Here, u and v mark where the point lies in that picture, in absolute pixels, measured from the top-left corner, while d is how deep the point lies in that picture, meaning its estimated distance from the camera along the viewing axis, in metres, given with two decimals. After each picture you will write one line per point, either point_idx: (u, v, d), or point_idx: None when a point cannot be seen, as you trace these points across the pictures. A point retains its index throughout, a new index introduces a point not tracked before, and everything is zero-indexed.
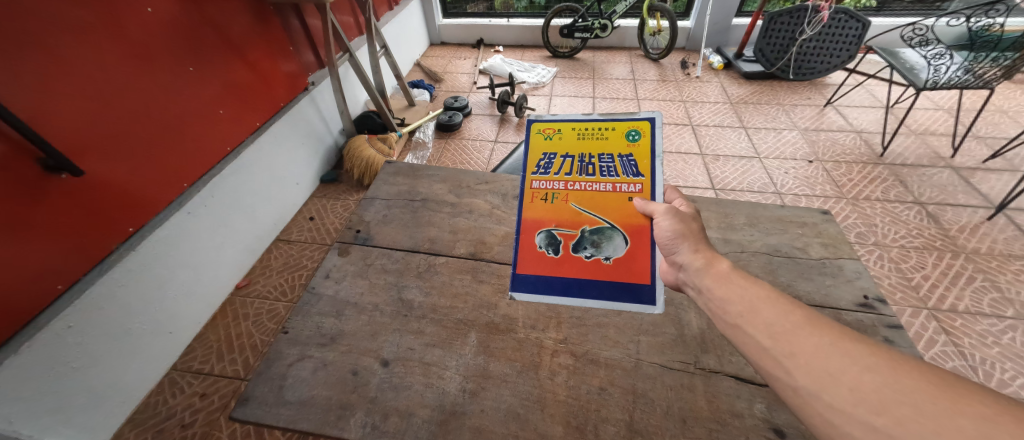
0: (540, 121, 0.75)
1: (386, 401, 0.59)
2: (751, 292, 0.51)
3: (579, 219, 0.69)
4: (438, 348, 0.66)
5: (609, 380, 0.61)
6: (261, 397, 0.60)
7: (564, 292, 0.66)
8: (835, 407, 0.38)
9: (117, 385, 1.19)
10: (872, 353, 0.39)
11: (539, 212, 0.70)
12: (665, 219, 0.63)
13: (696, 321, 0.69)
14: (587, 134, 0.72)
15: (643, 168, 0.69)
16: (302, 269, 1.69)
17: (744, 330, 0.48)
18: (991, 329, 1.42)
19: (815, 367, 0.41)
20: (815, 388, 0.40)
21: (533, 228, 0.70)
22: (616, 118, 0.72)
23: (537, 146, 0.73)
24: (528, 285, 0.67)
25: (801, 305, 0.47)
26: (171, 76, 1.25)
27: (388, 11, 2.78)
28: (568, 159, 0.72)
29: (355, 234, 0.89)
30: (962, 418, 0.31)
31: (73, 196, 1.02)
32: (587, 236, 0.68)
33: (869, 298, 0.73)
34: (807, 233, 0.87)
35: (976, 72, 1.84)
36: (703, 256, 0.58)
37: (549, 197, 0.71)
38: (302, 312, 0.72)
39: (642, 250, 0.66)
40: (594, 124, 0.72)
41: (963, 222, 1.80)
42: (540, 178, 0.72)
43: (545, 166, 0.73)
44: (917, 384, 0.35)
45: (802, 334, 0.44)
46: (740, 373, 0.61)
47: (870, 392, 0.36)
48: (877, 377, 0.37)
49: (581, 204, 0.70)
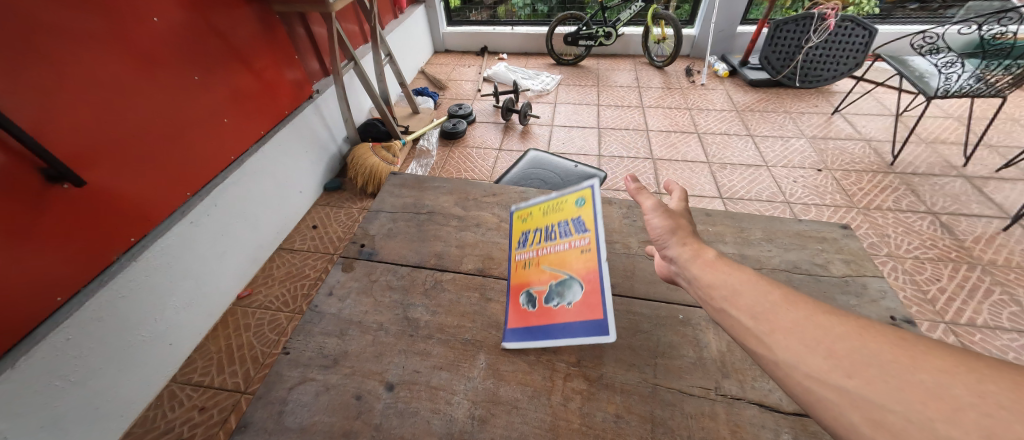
0: (518, 209, 0.85)
1: (390, 429, 0.56)
2: (738, 279, 0.52)
3: (547, 275, 0.70)
4: (445, 371, 0.63)
5: (626, 407, 0.58)
6: (260, 423, 0.58)
7: (544, 335, 0.65)
8: (811, 375, 0.39)
9: (116, 399, 1.16)
10: (842, 323, 0.42)
11: (522, 277, 0.74)
12: (654, 215, 0.64)
13: (715, 343, 0.66)
14: (547, 209, 0.77)
15: (588, 223, 0.67)
16: (305, 279, 1.67)
17: (728, 313, 0.50)
18: (1012, 344, 1.38)
19: (791, 340, 0.42)
20: (793, 358, 0.41)
21: (518, 290, 0.73)
22: (564, 192, 0.75)
23: (518, 230, 0.81)
24: (514, 332, 0.67)
25: (780, 286, 0.49)
26: (176, 84, 1.25)
27: (392, 19, 2.81)
28: (536, 232, 0.77)
29: (359, 248, 0.86)
30: (921, 373, 0.34)
31: (74, 206, 1.00)
32: (553, 288, 0.68)
33: (896, 319, 0.69)
34: (827, 249, 0.84)
35: (988, 81, 1.80)
36: (691, 249, 0.59)
37: (527, 264, 0.75)
38: (304, 332, 0.69)
39: (594, 290, 0.63)
40: (550, 202, 0.77)
41: (978, 233, 1.76)
42: (521, 251, 0.78)
43: (524, 241, 0.79)
44: (881, 347, 0.38)
45: (781, 311, 0.46)
46: (764, 401, 0.58)
47: (843, 357, 0.38)
48: (847, 343, 0.39)
49: (547, 263, 0.71)
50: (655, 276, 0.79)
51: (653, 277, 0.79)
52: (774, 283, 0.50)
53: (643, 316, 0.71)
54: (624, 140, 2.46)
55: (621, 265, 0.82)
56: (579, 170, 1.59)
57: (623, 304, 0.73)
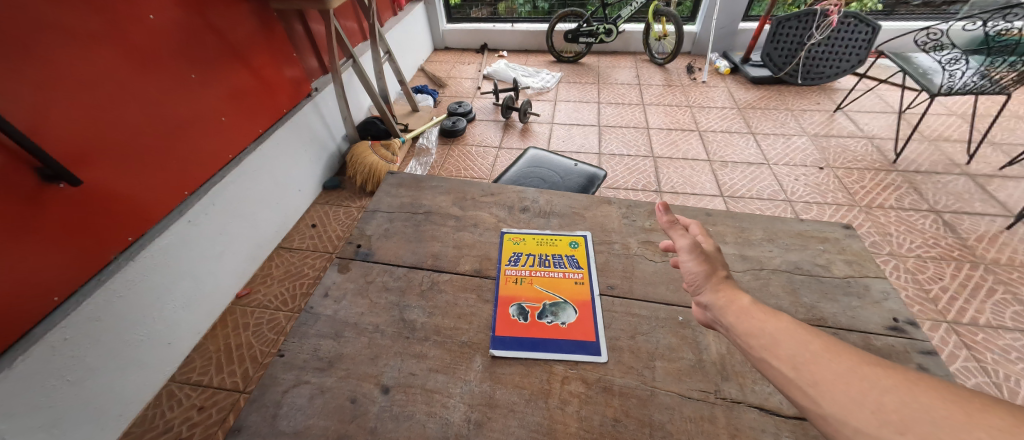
0: (510, 232, 0.90)
1: (386, 432, 0.56)
2: (775, 326, 0.51)
3: (541, 295, 0.75)
4: (441, 373, 0.62)
5: (624, 410, 0.57)
6: (254, 426, 0.57)
7: (533, 348, 0.65)
8: (861, 432, 0.38)
9: (113, 398, 1.16)
10: (889, 376, 0.41)
11: (513, 290, 0.76)
12: (688, 257, 0.63)
13: (714, 346, 0.65)
14: (542, 242, 0.87)
15: (582, 263, 0.82)
16: (303, 278, 1.67)
17: (769, 363, 0.48)
18: (1015, 344, 1.36)
19: (839, 393, 0.41)
20: (842, 413, 0.40)
21: (507, 301, 0.73)
22: (560, 233, 0.89)
23: (508, 248, 0.85)
24: (502, 341, 0.66)
25: (820, 335, 0.48)
26: (172, 82, 1.24)
27: (392, 16, 2.78)
28: (531, 257, 0.83)
29: (355, 248, 0.86)
30: (976, 430, 0.33)
31: (70, 206, 0.99)
32: (547, 307, 0.72)
33: (898, 321, 0.68)
34: (829, 249, 0.83)
35: (992, 78, 1.79)
36: (724, 295, 0.58)
37: (518, 280, 0.78)
38: (300, 334, 0.69)
39: (588, 318, 0.70)
40: (546, 237, 0.89)
41: (982, 232, 1.75)
42: (512, 267, 0.81)
43: (515, 260, 0.82)
44: (931, 402, 0.37)
45: (825, 362, 0.45)
46: (764, 404, 0.58)
47: (893, 412, 0.37)
48: (895, 397, 0.38)
49: (542, 285, 0.77)
50: (654, 277, 0.78)
51: (653, 278, 0.78)
52: (813, 332, 0.49)
53: (641, 318, 0.70)
54: (624, 138, 2.45)
55: (619, 266, 0.81)
56: (579, 169, 1.58)
57: (623, 306, 0.73)
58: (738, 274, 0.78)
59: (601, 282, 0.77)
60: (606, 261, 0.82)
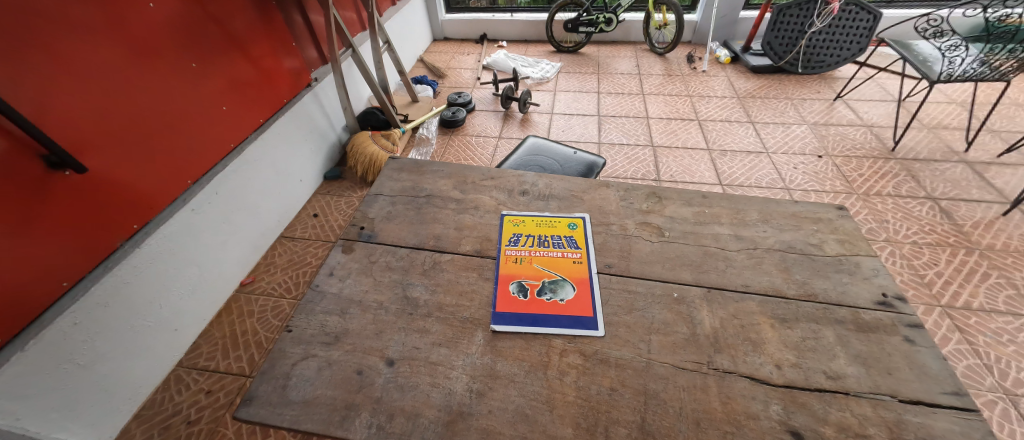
0: (510, 214, 0.91)
1: (391, 401, 0.58)
2: None
3: (541, 273, 0.77)
4: (444, 347, 0.65)
5: (620, 380, 0.60)
6: (264, 397, 0.59)
7: (533, 323, 0.67)
8: None
9: (124, 380, 1.19)
10: None
11: (512, 269, 0.77)
12: None
13: (708, 320, 0.67)
14: (542, 224, 0.89)
15: (580, 243, 0.83)
16: (307, 266, 1.70)
17: None
18: (1007, 327, 1.39)
19: None
20: None
21: (507, 280, 0.75)
22: (559, 216, 0.91)
23: (508, 230, 0.87)
24: (502, 317, 0.68)
25: None
26: (172, 71, 1.25)
27: (390, 6, 2.76)
28: (530, 238, 0.85)
29: (359, 230, 0.87)
30: None
31: (77, 192, 1.01)
32: (546, 285, 0.74)
33: (888, 296, 0.70)
34: (821, 230, 0.85)
35: (991, 65, 1.77)
36: None
37: (517, 260, 0.79)
38: (306, 311, 0.71)
39: (586, 295, 0.72)
40: (546, 219, 0.90)
41: (977, 218, 1.76)
42: (512, 248, 0.82)
43: (515, 241, 0.84)
44: None
45: None
46: (754, 374, 0.60)
47: None
48: None
49: (542, 264, 0.78)
50: (650, 256, 0.80)
51: (649, 258, 0.80)
52: None
53: (638, 294, 0.72)
54: (624, 127, 2.46)
55: (616, 246, 0.83)
56: (579, 157, 1.59)
57: (620, 283, 0.75)
58: (733, 253, 0.80)
59: (598, 261, 0.79)
60: (603, 242, 0.84)
